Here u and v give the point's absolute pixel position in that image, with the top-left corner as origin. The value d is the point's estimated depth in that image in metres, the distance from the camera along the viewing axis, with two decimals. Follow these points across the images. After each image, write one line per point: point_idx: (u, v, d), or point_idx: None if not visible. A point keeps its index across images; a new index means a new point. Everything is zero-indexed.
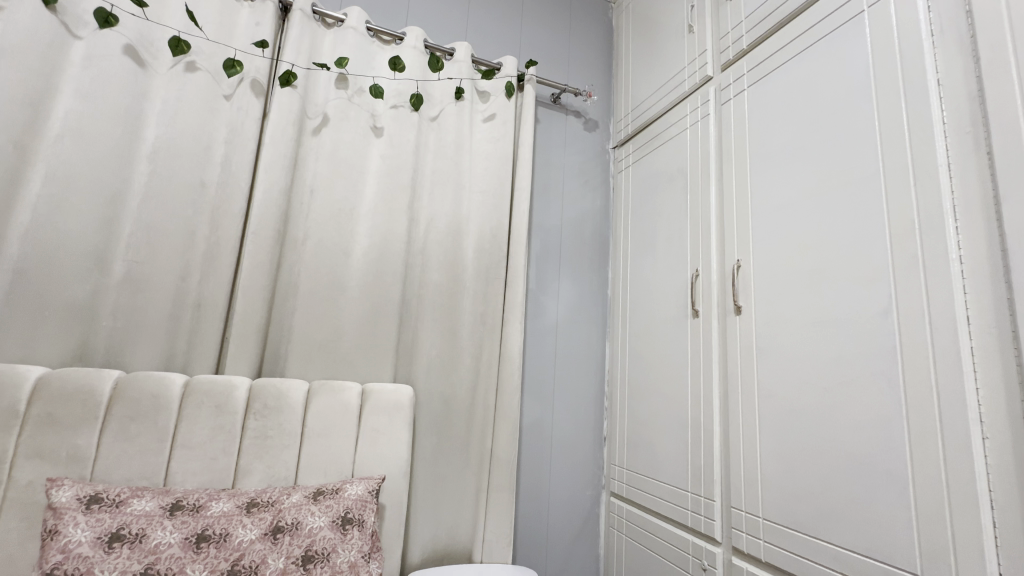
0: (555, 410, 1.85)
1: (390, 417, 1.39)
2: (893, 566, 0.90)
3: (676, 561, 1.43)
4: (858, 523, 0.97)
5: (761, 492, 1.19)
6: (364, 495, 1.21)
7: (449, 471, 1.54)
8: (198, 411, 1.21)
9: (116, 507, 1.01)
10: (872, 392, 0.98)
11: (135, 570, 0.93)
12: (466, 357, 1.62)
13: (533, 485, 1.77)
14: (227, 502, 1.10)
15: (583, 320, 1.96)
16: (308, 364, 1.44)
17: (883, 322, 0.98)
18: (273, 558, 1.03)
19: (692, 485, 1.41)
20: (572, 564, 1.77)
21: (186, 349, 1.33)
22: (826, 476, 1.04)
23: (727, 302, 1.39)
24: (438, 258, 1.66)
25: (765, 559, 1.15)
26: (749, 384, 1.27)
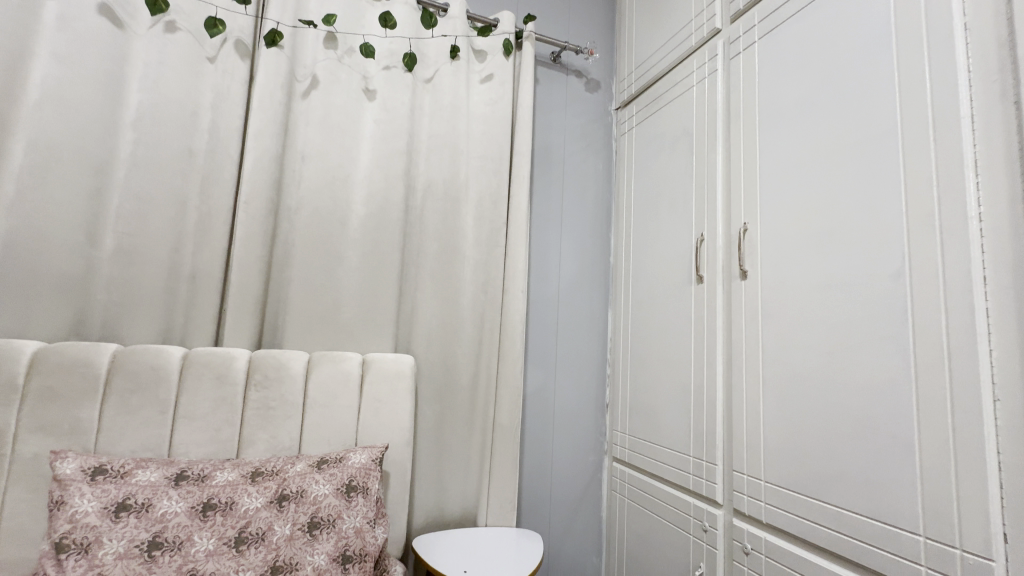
0: (558, 378, 1.85)
1: (392, 387, 1.39)
2: (894, 527, 0.90)
3: (676, 523, 1.45)
4: (861, 487, 0.97)
5: (763, 456, 1.19)
6: (367, 463, 1.22)
7: (452, 439, 1.55)
8: (198, 382, 1.21)
9: (121, 478, 1.02)
10: (881, 356, 0.95)
11: (144, 539, 0.95)
12: (468, 326, 1.61)
13: (536, 452, 1.79)
14: (232, 471, 1.11)
15: (586, 288, 1.93)
16: (308, 334, 1.42)
17: (894, 285, 0.94)
18: (280, 525, 1.05)
19: (694, 450, 1.42)
20: (575, 526, 1.80)
21: (184, 322, 1.31)
22: (829, 440, 1.03)
23: (733, 266, 1.35)
24: (437, 227, 1.62)
25: (766, 520, 1.16)
26: (753, 349, 1.25)
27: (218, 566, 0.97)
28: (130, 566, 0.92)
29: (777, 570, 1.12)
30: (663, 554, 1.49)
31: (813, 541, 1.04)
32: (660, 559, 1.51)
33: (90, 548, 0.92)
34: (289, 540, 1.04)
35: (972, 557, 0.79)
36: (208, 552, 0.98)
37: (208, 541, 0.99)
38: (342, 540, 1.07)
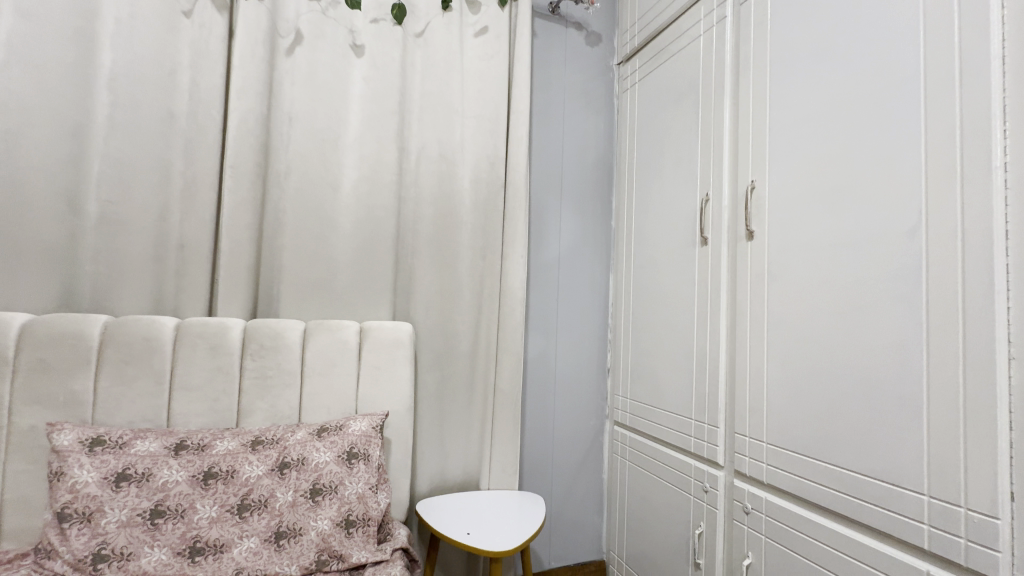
0: (559, 344, 1.83)
1: (391, 354, 1.37)
2: (898, 486, 0.89)
3: (677, 484, 1.47)
4: (865, 447, 0.96)
5: (766, 418, 1.18)
6: (368, 431, 1.21)
7: (453, 405, 1.55)
8: (193, 352, 1.19)
9: (120, 448, 1.01)
10: (891, 316, 0.92)
11: (146, 507, 0.96)
12: (466, 293, 1.58)
13: (537, 418, 1.79)
14: (232, 440, 1.10)
15: (586, 253, 1.89)
16: (303, 303, 1.39)
17: (910, 242, 0.90)
18: (282, 492, 1.05)
19: (695, 413, 1.41)
20: (577, 487, 1.83)
21: (176, 292, 1.29)
22: (834, 402, 1.02)
23: (739, 227, 1.31)
24: (432, 191, 1.56)
25: (767, 481, 1.17)
26: (758, 311, 1.23)
27: (221, 532, 0.98)
28: (134, 534, 0.93)
29: (777, 528, 1.13)
30: (663, 514, 1.52)
31: (814, 500, 1.05)
32: (660, 519, 1.53)
33: (93, 517, 0.93)
34: (292, 506, 1.04)
35: (977, 515, 0.79)
36: (211, 519, 0.98)
37: (211, 508, 0.99)
38: (344, 506, 1.08)
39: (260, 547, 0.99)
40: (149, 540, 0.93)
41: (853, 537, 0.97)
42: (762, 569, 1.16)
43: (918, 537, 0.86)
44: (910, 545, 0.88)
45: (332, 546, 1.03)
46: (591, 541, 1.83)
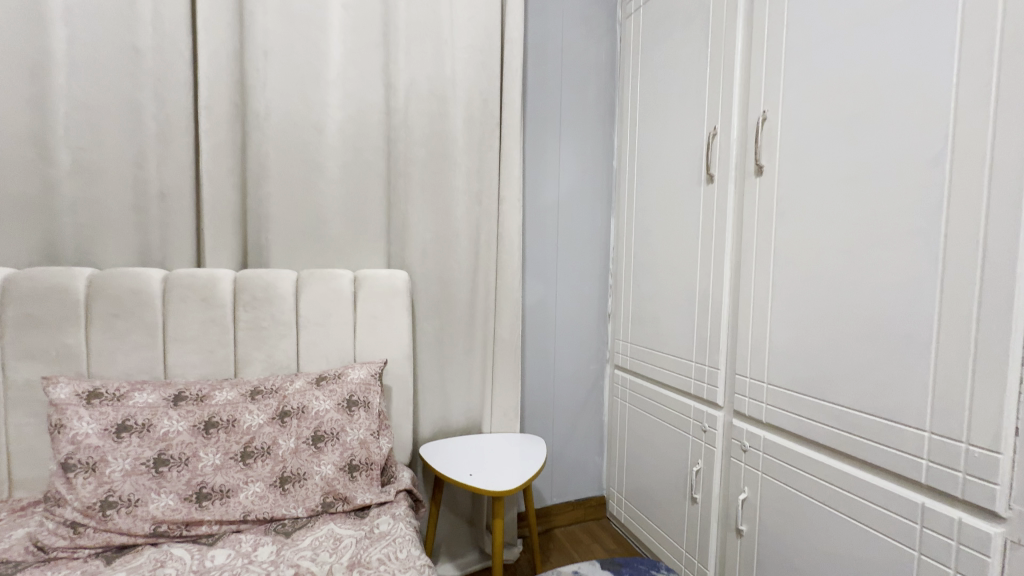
0: (559, 290, 1.80)
1: (387, 303, 1.35)
2: (900, 424, 0.89)
3: (676, 423, 1.49)
4: (869, 385, 0.94)
5: (768, 358, 1.17)
6: (367, 379, 1.21)
7: (453, 353, 1.54)
8: (184, 305, 1.16)
9: (118, 400, 1.01)
10: (905, 252, 0.88)
11: (149, 457, 0.96)
12: (463, 240, 1.53)
13: (538, 364, 1.79)
14: (231, 391, 1.10)
15: (587, 196, 1.82)
16: (294, 252, 1.35)
17: (932, 171, 0.84)
18: (284, 440, 1.06)
19: (696, 356, 1.40)
20: (578, 428, 1.87)
21: (161, 243, 1.24)
22: (839, 341, 1.00)
23: (748, 162, 1.24)
24: (424, 131, 1.47)
25: (766, 420, 1.17)
26: (765, 250, 1.18)
27: (227, 478, 1.00)
28: (140, 482, 0.94)
29: (774, 465, 1.15)
30: (662, 453, 1.55)
31: (812, 438, 1.05)
32: (659, 457, 1.57)
33: (97, 467, 0.93)
34: (295, 453, 1.05)
35: (978, 450, 0.78)
36: (216, 466, 1.00)
37: (214, 456, 1.01)
38: (347, 451, 1.09)
39: (265, 491, 1.01)
40: (155, 487, 0.95)
41: (850, 472, 0.98)
42: (757, 503, 1.20)
43: (916, 472, 0.86)
44: (906, 479, 0.89)
45: (337, 489, 1.05)
46: (591, 479, 1.89)
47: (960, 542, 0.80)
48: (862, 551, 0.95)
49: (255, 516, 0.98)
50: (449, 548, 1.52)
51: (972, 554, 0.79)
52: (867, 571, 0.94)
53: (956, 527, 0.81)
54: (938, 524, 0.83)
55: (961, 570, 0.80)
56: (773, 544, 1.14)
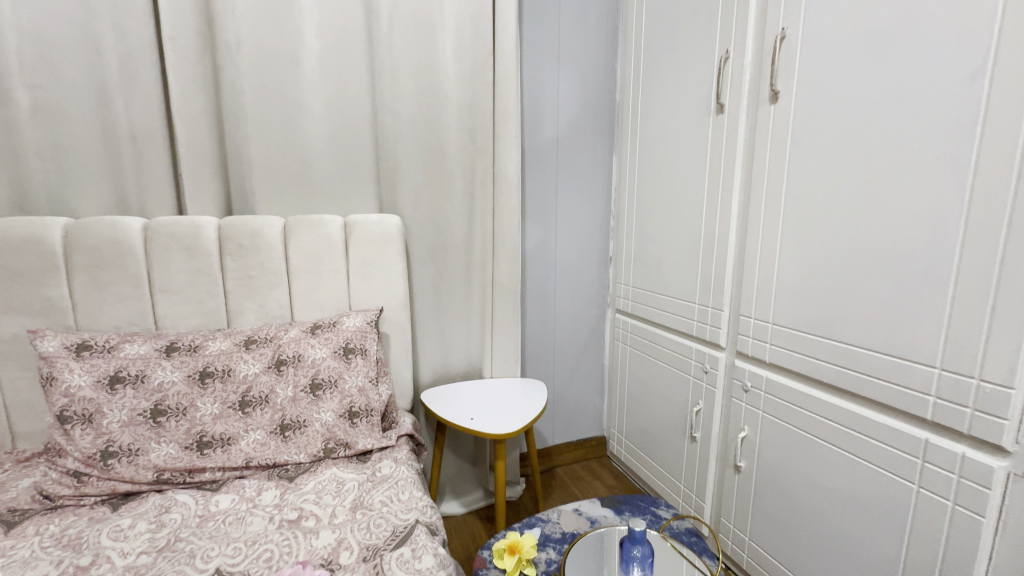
0: (559, 234, 1.74)
1: (381, 249, 1.30)
2: (909, 361, 0.86)
3: (677, 365, 1.48)
4: (879, 323, 0.91)
5: (774, 299, 1.14)
6: (363, 326, 1.19)
7: (451, 300, 1.51)
8: (168, 255, 1.11)
9: (109, 352, 0.99)
10: (929, 181, 0.82)
11: (146, 407, 0.96)
12: (457, 182, 1.46)
13: (539, 310, 1.76)
14: (224, 341, 1.08)
15: (587, 133, 1.72)
16: (280, 198, 1.28)
17: (969, 89, 0.76)
18: (282, 388, 1.05)
19: (700, 298, 1.37)
20: (579, 372, 1.87)
21: (139, 190, 1.17)
22: (850, 279, 0.96)
23: (762, 88, 1.14)
24: (411, 63, 1.36)
25: (769, 360, 1.16)
26: (776, 185, 1.11)
27: (227, 427, 1.00)
28: (139, 432, 0.94)
29: (775, 404, 1.15)
30: (662, 394, 1.56)
31: (816, 376, 1.04)
32: (660, 399, 1.58)
33: (94, 418, 0.93)
34: (294, 401, 1.05)
35: (989, 385, 0.76)
36: (214, 415, 1.00)
37: (212, 405, 1.00)
38: (346, 399, 1.09)
39: (267, 438, 1.02)
40: (155, 437, 0.95)
41: (852, 409, 0.97)
42: (756, 441, 1.21)
43: (922, 408, 0.85)
44: (909, 415, 0.88)
45: (338, 435, 1.06)
46: (592, 420, 1.93)
47: (962, 476, 0.80)
48: (860, 484, 0.96)
49: (257, 462, 0.99)
50: (454, 487, 1.57)
51: (973, 487, 0.79)
52: (864, 504, 0.95)
53: (958, 462, 0.80)
54: (940, 459, 0.83)
55: (960, 502, 0.80)
56: (770, 479, 1.16)
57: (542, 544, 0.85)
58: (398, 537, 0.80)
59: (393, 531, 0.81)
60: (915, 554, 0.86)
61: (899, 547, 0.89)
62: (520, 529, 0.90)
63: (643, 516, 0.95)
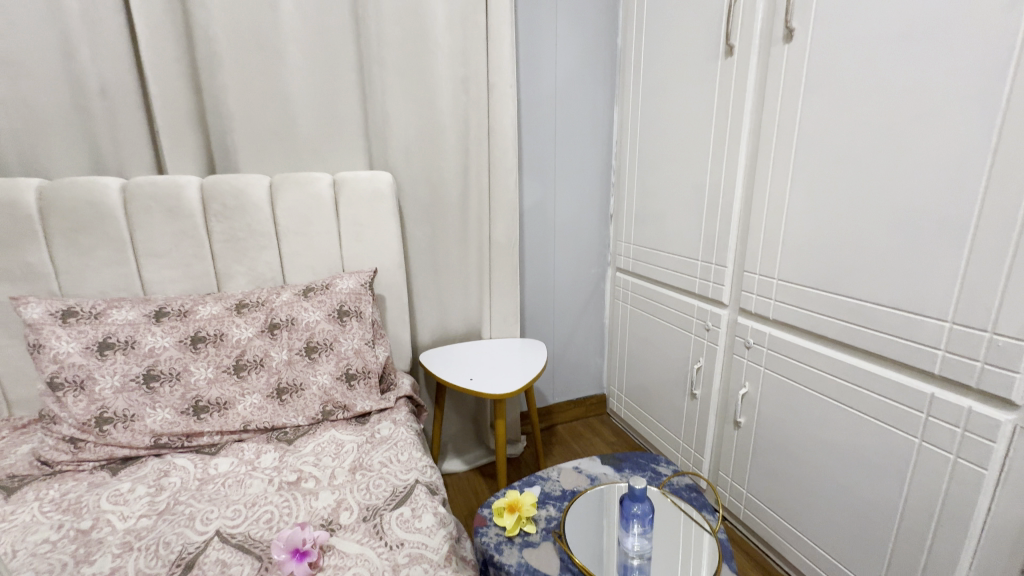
0: (557, 190, 1.68)
1: (372, 208, 1.25)
2: (919, 315, 0.84)
3: (678, 323, 1.46)
4: (890, 276, 0.88)
5: (780, 253, 1.10)
6: (357, 288, 1.16)
7: (448, 260, 1.48)
8: (150, 216, 1.07)
9: (96, 318, 0.96)
10: (953, 125, 0.76)
11: (138, 372, 0.94)
12: (451, 137, 1.39)
13: (538, 269, 1.73)
14: (214, 305, 1.05)
15: (587, 82, 1.63)
16: (264, 154, 1.22)
17: (1006, 18, 0.69)
18: (277, 351, 1.04)
19: (703, 254, 1.33)
20: (579, 332, 1.86)
21: (114, 148, 1.11)
22: (862, 229, 0.92)
23: (776, 27, 1.06)
24: (397, 4, 1.25)
25: (773, 317, 1.13)
26: (787, 133, 1.05)
27: (222, 391, 0.99)
28: (133, 397, 0.93)
29: (777, 360, 1.13)
30: (663, 352, 1.55)
31: (820, 332, 1.02)
32: (660, 357, 1.57)
33: (86, 385, 0.91)
34: (289, 364, 1.04)
35: (1003, 338, 0.73)
36: (209, 380, 0.98)
37: (206, 370, 0.99)
38: (342, 361, 1.08)
39: (263, 402, 1.01)
40: (150, 402, 0.94)
41: (857, 365, 0.96)
42: (757, 397, 1.20)
43: (929, 362, 0.83)
44: (916, 369, 0.86)
45: (335, 398, 1.05)
46: (592, 378, 1.93)
47: (966, 429, 0.79)
48: (860, 438, 0.95)
49: (256, 426, 0.99)
50: (455, 446, 1.58)
51: (977, 441, 0.78)
52: (863, 458, 0.95)
53: (964, 416, 0.79)
54: (945, 413, 0.82)
55: (962, 455, 0.80)
56: (770, 434, 1.16)
57: (542, 502, 0.85)
58: (398, 496, 0.79)
59: (393, 491, 0.81)
60: (913, 505, 0.87)
61: (897, 498, 0.89)
62: (520, 487, 0.90)
63: (643, 473, 0.95)
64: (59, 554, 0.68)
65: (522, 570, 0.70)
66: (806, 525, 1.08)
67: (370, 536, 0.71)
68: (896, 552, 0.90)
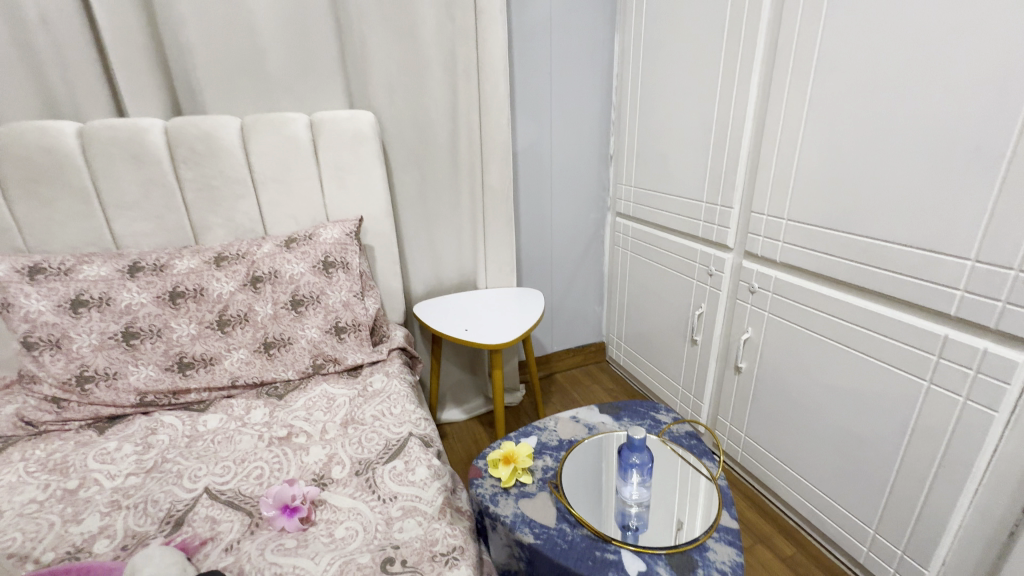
0: (554, 130, 1.58)
1: (355, 152, 1.17)
2: (940, 254, 0.78)
3: (679, 269, 1.41)
4: (908, 213, 0.82)
5: (791, 191, 1.03)
6: (342, 239, 1.10)
7: (439, 207, 1.40)
8: (113, 163, 0.99)
9: (66, 275, 0.91)
10: (999, 37, 0.67)
11: (117, 330, 0.90)
12: (437, 71, 1.27)
13: (535, 215, 1.66)
14: (192, 259, 1.00)
15: (585, 6, 1.48)
16: (233, 92, 1.11)
17: None
18: (261, 306, 1.00)
19: (708, 195, 1.26)
20: (577, 280, 1.82)
21: (66, 88, 1.01)
22: (882, 161, 0.84)
23: None
24: None
25: (780, 260, 1.08)
26: (806, 56, 0.95)
27: (207, 347, 0.95)
28: (113, 355, 0.89)
29: (782, 305, 1.09)
30: (663, 299, 1.51)
31: (830, 275, 0.97)
32: (660, 303, 1.53)
33: (62, 343, 0.87)
34: (275, 319, 1.00)
35: None
36: (192, 336, 0.95)
37: (188, 326, 0.95)
38: (331, 314, 1.04)
39: (251, 357, 0.98)
40: (132, 360, 0.90)
41: (867, 308, 0.91)
42: (760, 342, 1.17)
43: (946, 303, 0.79)
44: (931, 311, 0.82)
45: (326, 351, 1.02)
46: (591, 326, 1.91)
47: (980, 371, 0.76)
48: (865, 382, 0.93)
49: (244, 381, 0.96)
50: (454, 396, 1.58)
51: (990, 382, 0.75)
52: (867, 401, 0.93)
53: (978, 358, 0.76)
54: (958, 354, 0.78)
55: (973, 396, 0.77)
56: (772, 379, 1.15)
57: (539, 452, 0.84)
58: (391, 450, 0.78)
59: (386, 445, 0.79)
60: (916, 447, 0.85)
61: (900, 440, 0.88)
62: (516, 438, 0.88)
63: (642, 422, 0.93)
64: (46, 514, 0.67)
65: (518, 520, 0.69)
66: (805, 467, 1.09)
67: (363, 490, 0.69)
68: (895, 491, 0.90)
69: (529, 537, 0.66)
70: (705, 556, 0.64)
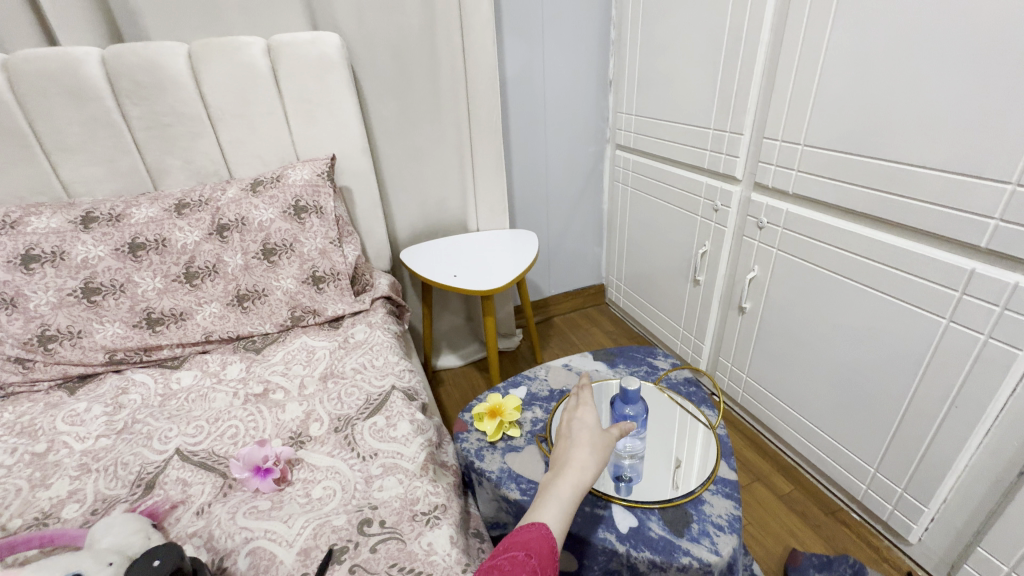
0: (546, 52, 1.42)
1: (321, 81, 1.05)
2: (976, 180, 0.69)
3: (682, 205, 1.32)
4: (943, 132, 0.72)
5: (810, 112, 0.91)
6: (313, 180, 1.00)
7: (422, 144, 1.29)
8: (48, 100, 0.88)
9: (11, 227, 0.83)
10: None
11: (75, 286, 0.84)
12: None
13: (528, 150, 1.54)
14: (151, 207, 0.91)
15: None
16: (177, 13, 0.98)
17: None
18: (230, 256, 0.93)
19: (715, 121, 1.14)
20: (575, 219, 1.72)
21: None
22: (917, 70, 0.73)
23: None
24: None
25: (793, 191, 0.98)
26: None
27: (176, 302, 0.90)
28: (75, 313, 0.84)
29: (792, 241, 1.01)
30: (665, 237, 1.43)
31: (848, 207, 0.88)
32: (662, 242, 1.45)
33: (17, 302, 0.81)
34: (247, 269, 0.94)
35: None
36: (159, 290, 0.89)
37: (154, 280, 0.89)
38: (306, 263, 0.97)
39: (225, 311, 0.93)
40: (96, 317, 0.85)
41: (886, 241, 0.83)
42: (766, 281, 1.10)
43: (977, 235, 0.71)
44: (958, 243, 0.74)
45: (303, 302, 0.97)
46: (590, 267, 1.84)
47: (1006, 308, 0.69)
48: (877, 321, 0.87)
49: (219, 335, 0.92)
50: (449, 343, 1.55)
51: (1016, 319, 0.68)
52: (877, 342, 0.88)
53: (1006, 294, 0.69)
54: (984, 291, 0.71)
55: (996, 335, 0.71)
56: (776, 319, 1.09)
57: (529, 404, 0.80)
58: (371, 405, 0.73)
59: (367, 400, 0.75)
60: (927, 388, 0.81)
61: (911, 381, 0.83)
62: (505, 389, 0.84)
63: (638, 368, 0.89)
64: (14, 479, 0.64)
65: (505, 476, 0.66)
66: (807, 407, 1.06)
67: (341, 448, 0.66)
68: (900, 432, 0.87)
69: (515, 494, 0.63)
70: (700, 510, 0.62)
